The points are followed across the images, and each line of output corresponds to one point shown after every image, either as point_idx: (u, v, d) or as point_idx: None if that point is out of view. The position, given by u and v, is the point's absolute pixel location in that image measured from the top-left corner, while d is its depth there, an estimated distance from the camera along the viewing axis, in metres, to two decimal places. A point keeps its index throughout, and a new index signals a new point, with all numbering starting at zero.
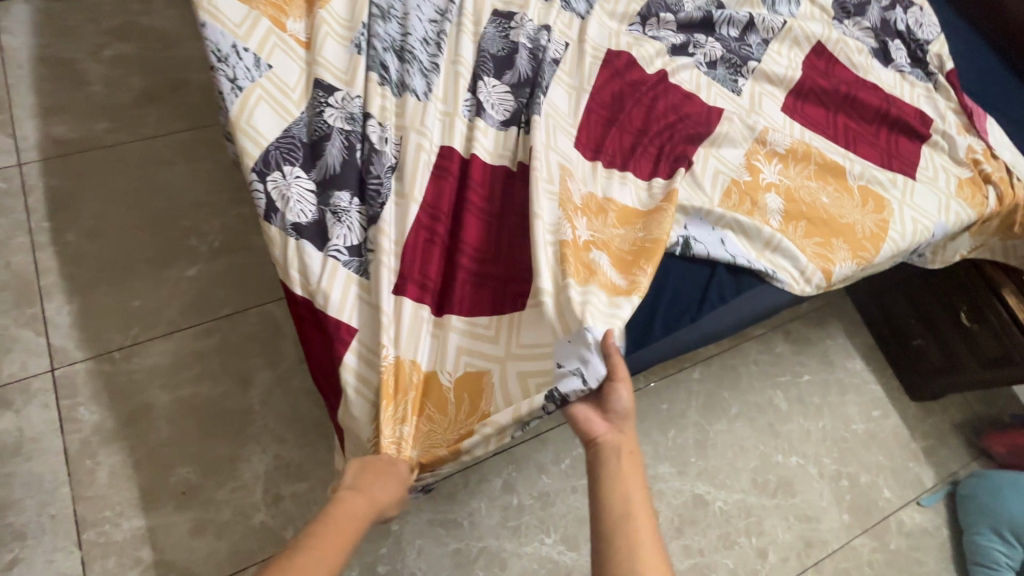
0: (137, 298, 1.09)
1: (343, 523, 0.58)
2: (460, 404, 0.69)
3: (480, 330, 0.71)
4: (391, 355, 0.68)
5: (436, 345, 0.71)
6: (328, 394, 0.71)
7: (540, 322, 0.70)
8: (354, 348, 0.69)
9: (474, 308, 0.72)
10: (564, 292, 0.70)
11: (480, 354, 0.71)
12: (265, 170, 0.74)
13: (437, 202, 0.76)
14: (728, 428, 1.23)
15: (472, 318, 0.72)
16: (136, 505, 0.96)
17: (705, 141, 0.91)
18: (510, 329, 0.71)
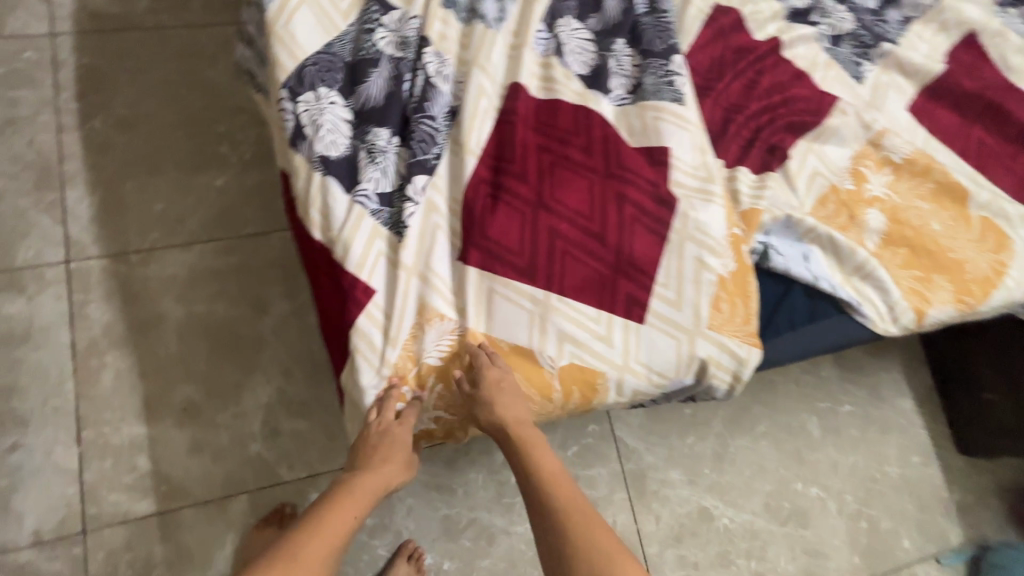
0: (161, 202, 1.04)
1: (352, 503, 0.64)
2: (566, 391, 0.63)
3: (586, 320, 0.62)
4: (458, 328, 0.63)
5: (514, 312, 0.62)
6: (335, 352, 0.65)
7: (659, 339, 0.62)
8: (371, 311, 0.61)
9: (579, 286, 0.62)
10: (701, 334, 0.62)
11: (588, 350, 0.62)
12: (297, 88, 0.63)
13: (500, 158, 0.65)
14: (751, 444, 1.15)
15: (576, 303, 0.62)
16: (138, 413, 0.95)
17: (812, 132, 0.77)
18: (632, 336, 0.62)
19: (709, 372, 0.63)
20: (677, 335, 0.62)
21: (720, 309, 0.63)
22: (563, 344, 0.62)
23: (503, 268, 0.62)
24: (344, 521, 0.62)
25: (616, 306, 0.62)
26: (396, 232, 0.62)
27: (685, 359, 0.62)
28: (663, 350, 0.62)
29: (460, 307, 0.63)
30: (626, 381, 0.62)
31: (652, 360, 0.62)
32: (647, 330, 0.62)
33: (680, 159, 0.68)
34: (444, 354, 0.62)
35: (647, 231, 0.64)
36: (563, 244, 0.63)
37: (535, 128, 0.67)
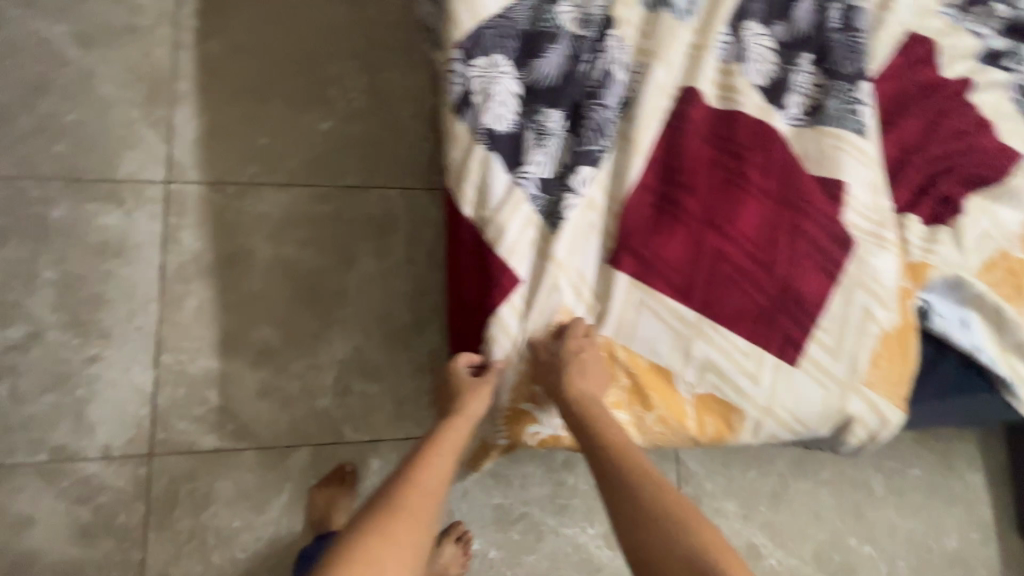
0: (265, 136, 1.01)
1: (445, 453, 0.57)
2: (700, 423, 0.59)
3: (736, 353, 0.58)
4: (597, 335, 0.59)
5: (660, 331, 0.59)
6: (464, 332, 0.63)
7: (810, 387, 0.58)
8: (514, 302, 0.58)
9: (735, 315, 0.58)
10: (854, 389, 0.59)
11: (734, 384, 0.58)
12: (472, 50, 0.59)
13: (668, 165, 0.61)
14: (811, 489, 1.11)
15: (730, 333, 0.58)
16: (215, 347, 0.94)
17: (989, 189, 0.70)
18: (781, 378, 0.58)
19: (851, 429, 0.60)
20: (829, 386, 0.58)
21: (879, 366, 0.59)
22: (704, 373, 0.58)
23: (655, 282, 0.58)
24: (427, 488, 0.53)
25: (769, 344, 0.58)
26: (550, 223, 0.58)
27: (833, 412, 0.59)
28: (811, 399, 0.58)
29: (601, 312, 0.60)
30: (766, 424, 0.58)
31: (796, 406, 0.58)
32: (798, 376, 0.58)
33: (856, 196, 0.62)
34: None
35: (817, 270, 0.59)
36: (723, 268, 0.59)
37: (708, 139, 0.63)
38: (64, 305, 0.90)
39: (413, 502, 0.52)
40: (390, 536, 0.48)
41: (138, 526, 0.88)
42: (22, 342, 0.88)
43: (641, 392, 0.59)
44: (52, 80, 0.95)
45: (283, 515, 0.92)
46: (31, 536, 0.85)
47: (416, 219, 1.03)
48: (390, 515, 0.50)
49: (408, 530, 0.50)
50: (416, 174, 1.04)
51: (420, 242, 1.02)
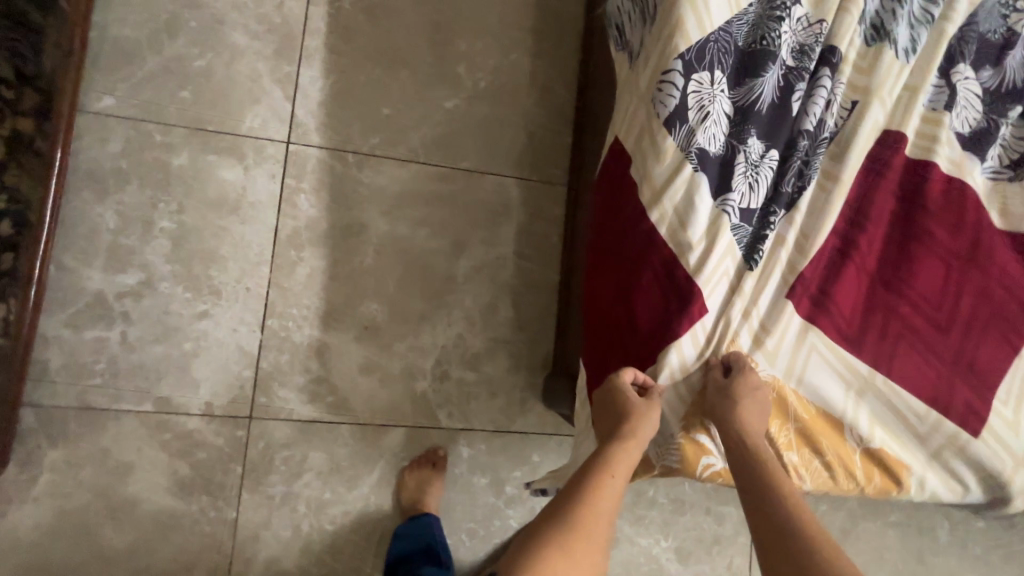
0: (390, 106, 0.98)
1: (616, 479, 0.55)
2: (867, 474, 0.58)
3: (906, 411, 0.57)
4: (765, 374, 0.56)
5: (833, 380, 0.57)
6: (620, 349, 0.60)
7: (982, 454, 0.58)
8: (695, 333, 0.56)
9: (911, 374, 0.57)
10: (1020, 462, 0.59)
11: (899, 441, 0.58)
12: (694, 63, 0.56)
13: (857, 211, 0.60)
14: (878, 529, 1.11)
15: (905, 392, 0.57)
16: (321, 317, 0.93)
17: None
18: (950, 443, 0.58)
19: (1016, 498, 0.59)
20: (1000, 456, 0.58)
21: None
22: (875, 425, 0.57)
23: (830, 330, 0.57)
24: (596, 513, 0.53)
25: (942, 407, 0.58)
26: (747, 260, 0.57)
27: (997, 479, 0.58)
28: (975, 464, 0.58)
29: (773, 353, 0.57)
30: (932, 484, 0.58)
31: (958, 468, 0.58)
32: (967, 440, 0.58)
33: None
34: None
35: (996, 339, 0.59)
36: (900, 323, 0.58)
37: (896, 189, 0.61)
38: (178, 258, 0.89)
39: (585, 521, 0.52)
40: (565, 553, 0.50)
41: (234, 486, 0.88)
42: (135, 289, 0.87)
43: (810, 439, 0.57)
44: (184, 22, 0.92)
45: (373, 493, 0.92)
46: (131, 483, 0.85)
47: (531, 212, 1.01)
48: (562, 533, 0.51)
49: (582, 551, 0.51)
50: (535, 164, 1.01)
51: (532, 236, 1.00)
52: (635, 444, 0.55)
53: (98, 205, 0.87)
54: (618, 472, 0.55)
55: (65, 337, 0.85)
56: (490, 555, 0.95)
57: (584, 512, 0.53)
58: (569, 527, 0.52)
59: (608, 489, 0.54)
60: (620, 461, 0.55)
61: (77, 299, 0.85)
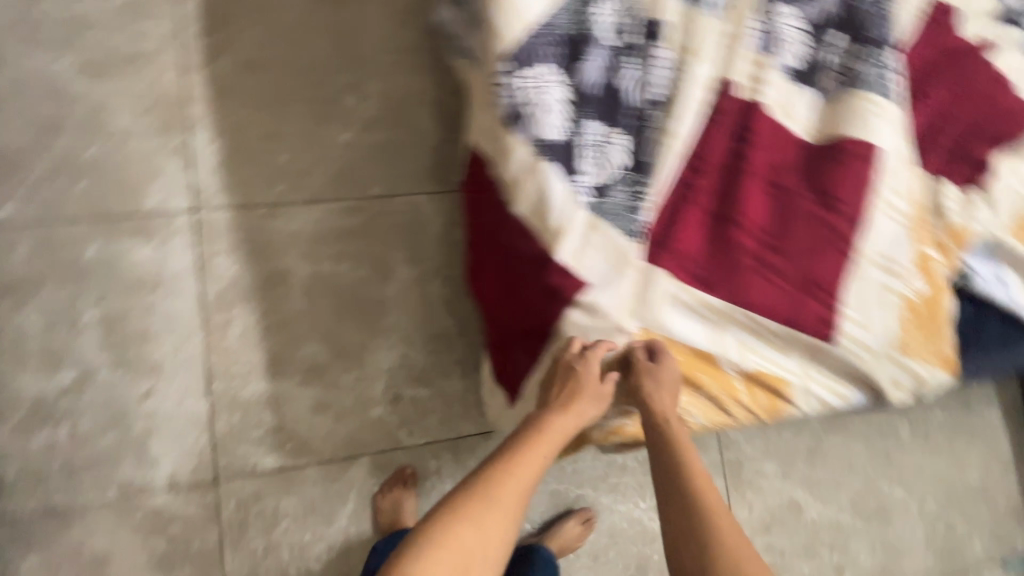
0: (287, 153, 1.00)
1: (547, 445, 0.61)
2: (753, 396, 0.62)
3: (769, 334, 0.61)
4: (637, 328, 0.61)
5: (696, 321, 0.61)
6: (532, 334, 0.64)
7: (844, 360, 0.62)
8: (581, 306, 0.60)
9: (766, 302, 0.60)
10: (888, 356, 0.62)
11: (768, 361, 0.62)
12: (519, 62, 0.60)
13: (698, 160, 0.63)
14: (844, 442, 1.17)
15: (761, 318, 0.61)
16: (264, 369, 0.95)
17: (996, 157, 0.73)
18: (813, 351, 0.62)
19: (889, 392, 0.63)
20: (863, 356, 0.61)
21: (910, 332, 0.62)
22: (745, 350, 0.62)
23: (686, 275, 0.60)
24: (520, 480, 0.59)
25: (800, 323, 0.61)
26: (614, 229, 0.59)
27: (865, 376, 0.63)
28: (839, 368, 0.63)
29: (640, 307, 0.60)
30: (808, 395, 0.63)
31: (827, 372, 0.63)
32: (831, 347, 0.61)
33: (885, 168, 0.64)
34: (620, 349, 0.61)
35: (841, 249, 0.61)
36: (749, 254, 0.61)
37: (732, 130, 0.64)
38: (110, 346, 0.91)
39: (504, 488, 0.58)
40: (480, 521, 0.55)
41: (215, 550, 0.90)
42: (74, 385, 0.89)
43: (691, 377, 0.62)
44: (65, 118, 0.93)
45: (351, 523, 0.95)
46: (111, 571, 0.87)
47: (447, 222, 1.03)
48: (478, 507, 0.56)
49: (496, 522, 0.56)
50: (442, 176, 1.04)
51: (453, 246, 1.03)
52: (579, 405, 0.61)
53: (19, 313, 0.89)
54: (550, 449, 0.61)
55: (16, 446, 0.87)
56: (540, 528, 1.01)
57: (500, 480, 0.58)
58: (489, 495, 0.57)
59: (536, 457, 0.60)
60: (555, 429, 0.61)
61: (19, 408, 0.87)
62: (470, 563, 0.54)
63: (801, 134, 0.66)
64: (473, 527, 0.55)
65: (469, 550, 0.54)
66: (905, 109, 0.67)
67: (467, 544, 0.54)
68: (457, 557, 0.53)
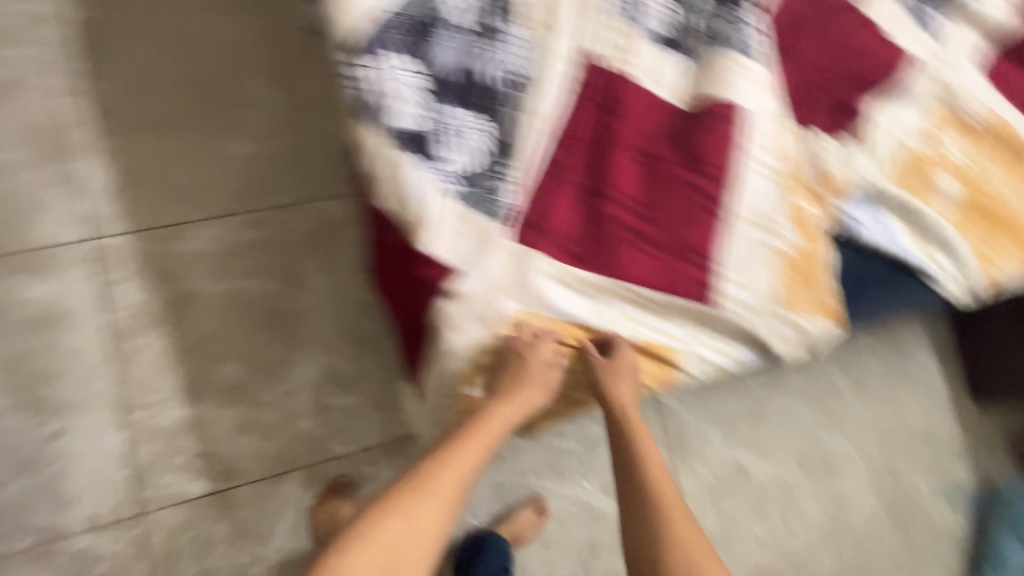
0: (183, 171, 0.97)
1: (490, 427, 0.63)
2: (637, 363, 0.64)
3: (648, 303, 0.62)
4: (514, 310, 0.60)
5: (575, 297, 0.61)
6: (416, 331, 0.62)
7: (727, 320, 0.62)
8: (454, 292, 0.58)
9: (641, 271, 0.60)
10: (770, 312, 0.62)
11: (649, 328, 0.63)
12: (367, 53, 0.58)
13: (567, 136, 0.61)
14: (785, 402, 1.18)
15: (639, 289, 0.61)
16: (180, 395, 0.92)
17: (879, 106, 0.71)
18: (696, 315, 0.62)
19: (774, 346, 0.65)
20: (745, 314, 0.62)
21: (788, 285, 0.63)
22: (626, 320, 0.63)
23: (561, 254, 0.60)
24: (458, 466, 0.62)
25: (677, 289, 0.61)
26: (481, 214, 0.58)
27: (748, 333, 0.64)
28: (723, 328, 0.64)
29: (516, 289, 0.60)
30: (694, 357, 0.64)
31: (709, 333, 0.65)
32: (711, 309, 0.62)
33: (753, 126, 0.64)
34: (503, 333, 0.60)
35: (711, 211, 0.62)
36: (624, 226, 0.60)
37: (598, 103, 0.62)
38: (15, 388, 0.88)
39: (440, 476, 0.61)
40: (410, 515, 0.59)
41: None
42: None
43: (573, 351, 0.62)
44: None
45: (289, 540, 0.93)
46: None
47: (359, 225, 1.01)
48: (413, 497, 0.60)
49: (424, 514, 0.59)
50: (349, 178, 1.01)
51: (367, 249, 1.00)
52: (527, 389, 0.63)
53: None
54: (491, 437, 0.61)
55: None
56: (493, 517, 1.02)
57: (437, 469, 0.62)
58: (418, 489, 0.60)
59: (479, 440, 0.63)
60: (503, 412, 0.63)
61: None
62: (398, 554, 0.58)
63: (672, 101, 0.65)
64: (400, 521, 0.59)
65: (398, 542, 0.58)
66: (771, 66, 0.67)
67: (394, 537, 0.58)
68: (386, 550, 0.57)
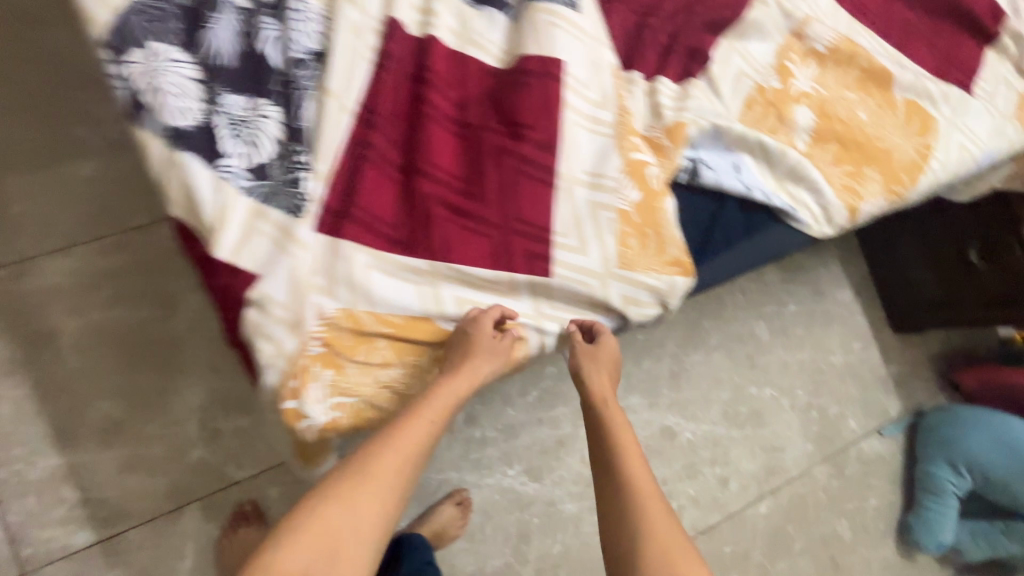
0: (20, 203, 0.89)
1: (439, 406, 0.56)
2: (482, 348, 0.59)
3: (483, 283, 0.58)
4: (333, 310, 0.53)
5: (401, 287, 0.55)
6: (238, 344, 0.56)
7: (570, 290, 0.59)
8: (255, 298, 0.51)
9: (468, 251, 0.57)
10: (613, 275, 0.59)
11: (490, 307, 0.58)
12: (124, 46, 0.52)
13: (373, 114, 0.57)
14: (705, 358, 1.17)
15: (468, 270, 0.56)
16: (50, 443, 0.86)
17: (725, 41, 0.70)
18: (536, 289, 0.59)
19: (628, 310, 0.61)
20: (586, 282, 0.59)
21: (630, 244, 0.60)
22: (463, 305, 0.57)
23: (379, 243, 0.55)
24: (403, 453, 0.53)
25: (510, 265, 0.57)
26: (280, 210, 0.53)
27: (598, 300, 0.60)
28: (570, 299, 0.60)
29: (331, 287, 0.53)
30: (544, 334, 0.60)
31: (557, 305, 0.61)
32: (553, 280, 0.58)
33: (575, 80, 0.60)
34: (323, 336, 0.53)
35: (538, 177, 0.58)
36: (443, 206, 0.57)
37: (406, 76, 0.59)
38: None
39: (383, 465, 0.52)
40: (350, 501, 0.50)
41: None
42: None
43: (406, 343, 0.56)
44: None
45: None
46: None
47: None
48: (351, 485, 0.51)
49: (368, 497, 0.51)
50: None
51: None
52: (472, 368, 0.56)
53: None
54: (434, 415, 0.54)
55: None
56: (414, 518, 0.99)
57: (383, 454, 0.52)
58: (360, 469, 0.52)
59: (424, 419, 0.55)
60: (448, 391, 0.56)
61: None
62: (339, 541, 0.48)
63: (491, 63, 0.62)
64: (341, 505, 0.50)
65: (336, 531, 0.49)
66: (594, 12, 0.63)
67: (332, 526, 0.49)
68: (324, 537, 0.48)
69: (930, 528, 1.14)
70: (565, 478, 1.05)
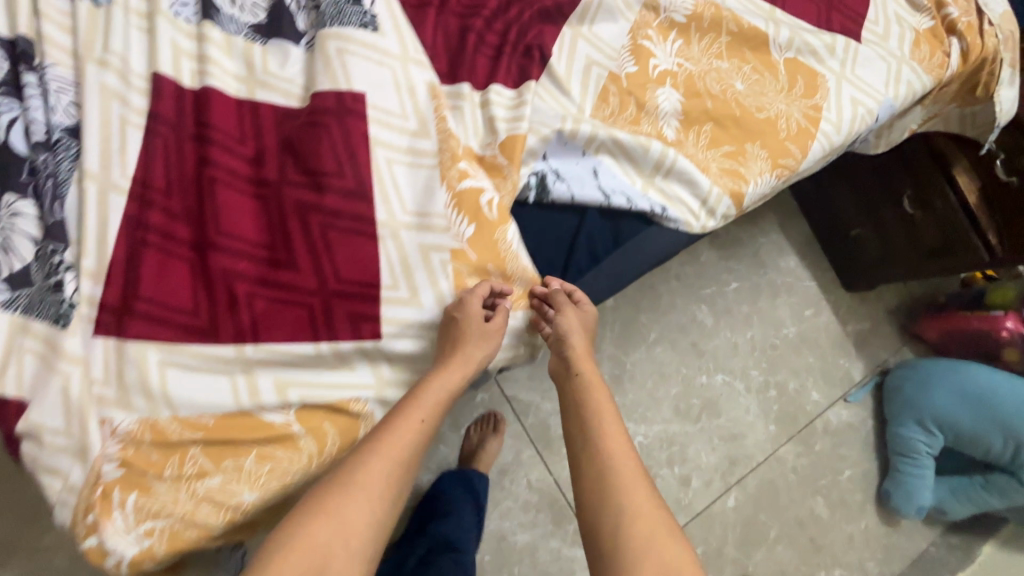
0: None
1: (434, 400, 0.49)
2: (319, 437, 0.50)
3: (305, 362, 0.50)
4: (124, 425, 0.46)
5: (206, 381, 0.48)
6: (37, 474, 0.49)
7: (405, 352, 0.53)
8: (26, 428, 0.45)
9: (280, 328, 0.50)
10: None
11: (315, 385, 0.50)
12: None
13: (149, 186, 0.49)
14: (646, 354, 1.11)
15: (283, 351, 0.49)
16: None
17: (567, 29, 0.62)
18: (370, 356, 0.52)
19: None
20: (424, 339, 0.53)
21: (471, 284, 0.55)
22: (284, 390, 0.49)
23: (174, 336, 0.48)
24: (396, 451, 0.45)
25: (334, 334, 0.50)
26: (46, 321, 0.46)
27: None
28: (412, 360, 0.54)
29: (122, 398, 0.47)
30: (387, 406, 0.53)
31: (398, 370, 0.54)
32: (385, 344, 0.51)
33: (383, 110, 0.53)
34: (118, 457, 0.46)
35: (353, 229, 0.51)
36: (248, 279, 0.50)
37: (184, 137, 0.51)
38: None
39: (375, 468, 0.44)
40: (338, 512, 0.41)
41: None
42: None
43: (223, 446, 0.48)
44: None
45: None
46: None
47: None
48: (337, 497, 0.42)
49: (360, 506, 0.42)
50: None
51: None
52: (467, 352, 0.51)
53: None
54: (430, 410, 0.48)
55: None
56: None
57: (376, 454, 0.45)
58: (349, 477, 0.43)
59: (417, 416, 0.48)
60: (438, 385, 0.50)
61: None
62: (329, 562, 0.39)
63: (285, 103, 0.54)
64: (329, 519, 0.41)
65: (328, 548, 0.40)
66: (395, 28, 0.55)
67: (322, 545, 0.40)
68: (310, 559, 0.39)
69: (907, 493, 1.07)
70: (513, 509, 0.97)
